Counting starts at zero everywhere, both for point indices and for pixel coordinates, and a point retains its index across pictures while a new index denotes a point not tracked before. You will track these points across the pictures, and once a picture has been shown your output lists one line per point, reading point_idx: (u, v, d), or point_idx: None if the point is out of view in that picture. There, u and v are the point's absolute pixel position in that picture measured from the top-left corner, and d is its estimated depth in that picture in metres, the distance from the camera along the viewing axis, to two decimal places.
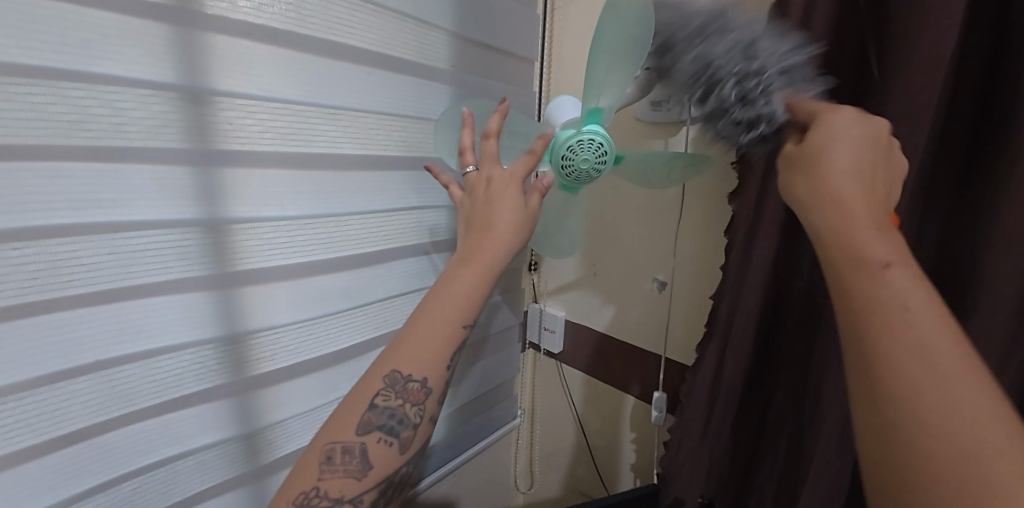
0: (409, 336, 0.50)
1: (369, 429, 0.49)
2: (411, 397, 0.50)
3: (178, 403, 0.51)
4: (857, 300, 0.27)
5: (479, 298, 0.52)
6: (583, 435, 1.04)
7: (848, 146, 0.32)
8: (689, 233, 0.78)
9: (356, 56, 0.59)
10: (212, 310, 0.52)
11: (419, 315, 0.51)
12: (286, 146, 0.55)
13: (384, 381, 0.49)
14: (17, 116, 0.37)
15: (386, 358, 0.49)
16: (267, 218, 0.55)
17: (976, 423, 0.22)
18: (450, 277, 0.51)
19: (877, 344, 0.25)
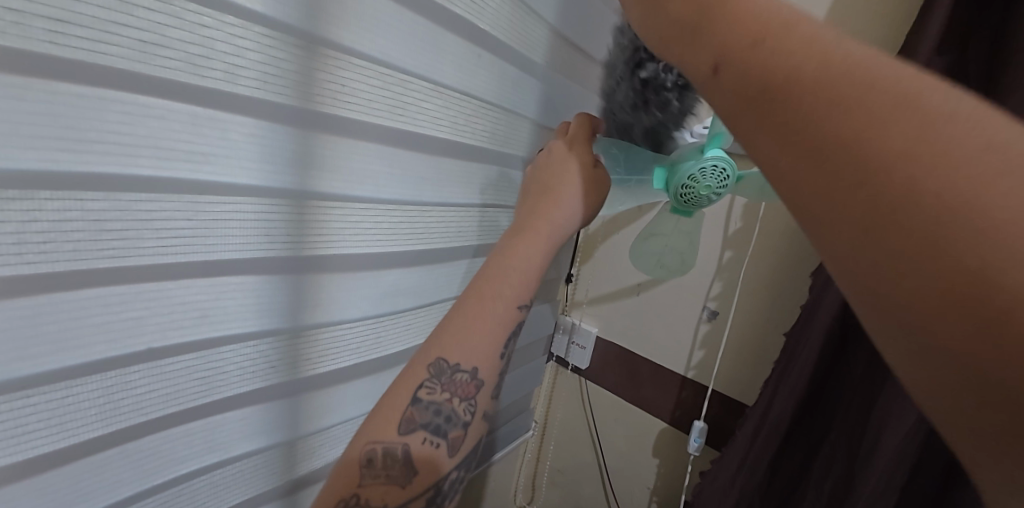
0: (458, 319, 0.42)
1: (413, 428, 0.39)
2: (459, 390, 0.42)
3: (225, 404, 0.43)
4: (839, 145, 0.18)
5: (536, 276, 0.46)
6: (601, 456, 0.94)
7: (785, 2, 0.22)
8: (763, 265, 0.71)
9: (468, 33, 0.52)
10: (281, 299, 0.44)
11: (481, 284, 0.43)
12: (390, 120, 0.47)
13: (429, 371, 0.40)
14: (89, 27, 0.29)
15: (436, 341, 0.41)
16: (356, 199, 0.47)
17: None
18: (509, 246, 0.46)
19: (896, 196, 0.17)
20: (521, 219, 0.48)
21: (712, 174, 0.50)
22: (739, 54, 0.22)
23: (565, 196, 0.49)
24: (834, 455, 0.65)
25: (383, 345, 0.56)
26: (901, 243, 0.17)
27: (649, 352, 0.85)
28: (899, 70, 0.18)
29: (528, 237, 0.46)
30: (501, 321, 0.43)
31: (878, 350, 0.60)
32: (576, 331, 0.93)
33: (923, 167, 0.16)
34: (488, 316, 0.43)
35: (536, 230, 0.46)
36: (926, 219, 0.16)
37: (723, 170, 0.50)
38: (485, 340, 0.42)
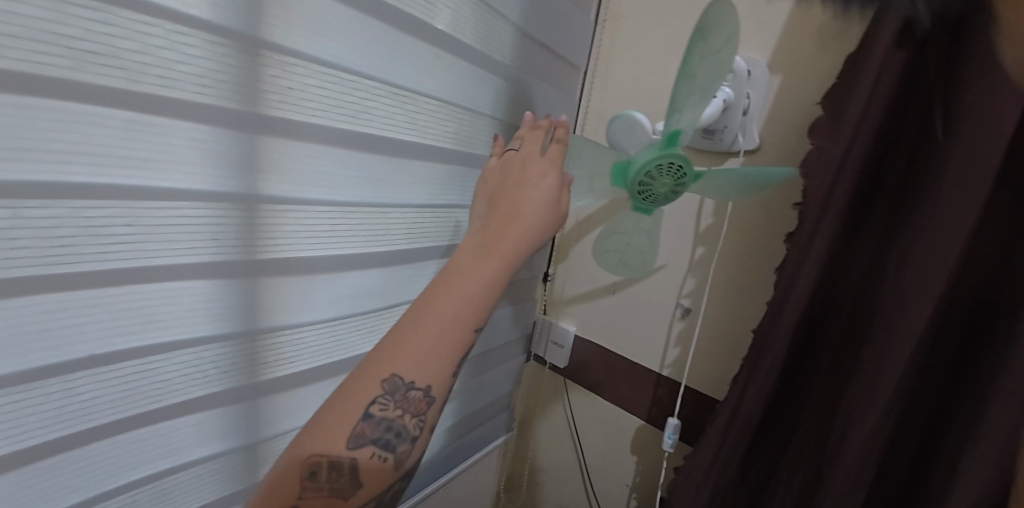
0: (411, 335, 0.41)
1: (362, 443, 0.40)
2: (411, 407, 0.41)
3: (179, 409, 0.44)
4: None
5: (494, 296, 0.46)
6: (580, 454, 0.94)
7: None
8: (729, 261, 0.71)
9: (425, 34, 0.52)
10: (234, 304, 0.44)
11: (436, 301, 0.43)
12: (342, 122, 0.47)
13: (382, 387, 0.40)
14: (20, 35, 0.29)
15: (385, 358, 0.40)
16: (309, 202, 0.47)
17: None
18: (467, 264, 0.46)
19: None
20: (486, 237, 0.48)
21: (667, 171, 0.50)
22: None
23: (532, 218, 0.50)
24: (801, 453, 0.65)
25: (345, 347, 0.56)
26: None
27: (626, 351, 0.85)
28: None
29: (490, 258, 0.46)
30: (456, 338, 0.43)
31: (843, 350, 0.60)
32: (554, 330, 0.93)
33: None
34: (439, 335, 0.42)
35: (502, 252, 0.47)
36: None
37: (680, 169, 0.50)
38: (436, 355, 0.41)
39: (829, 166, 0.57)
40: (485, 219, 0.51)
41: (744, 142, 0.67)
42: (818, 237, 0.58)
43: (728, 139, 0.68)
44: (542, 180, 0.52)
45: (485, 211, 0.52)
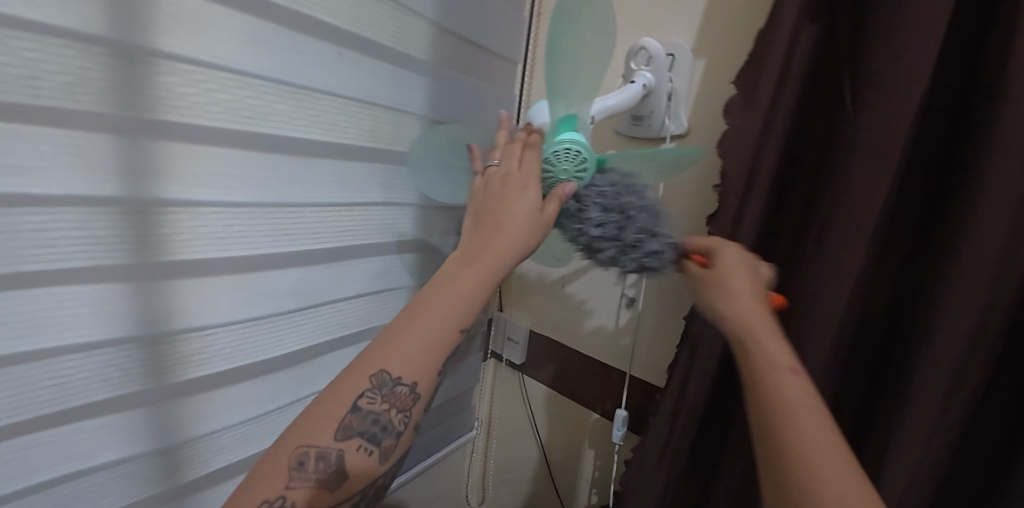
0: (398, 337, 0.40)
1: (349, 435, 0.38)
2: (398, 402, 0.40)
3: (81, 413, 0.44)
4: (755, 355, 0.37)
5: (479, 301, 0.42)
6: (541, 451, 0.93)
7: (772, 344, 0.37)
8: None
9: (324, 34, 0.52)
10: (129, 306, 0.45)
11: (418, 310, 0.41)
12: (236, 123, 0.48)
13: (370, 382, 0.39)
14: None
15: (375, 354, 0.39)
16: (205, 204, 0.47)
17: (806, 408, 0.33)
18: (449, 276, 0.42)
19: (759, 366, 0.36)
20: (471, 247, 0.43)
21: (567, 156, 0.47)
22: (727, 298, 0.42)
23: (521, 230, 0.43)
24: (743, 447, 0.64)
25: (263, 349, 0.57)
26: (763, 379, 0.35)
27: (575, 344, 0.84)
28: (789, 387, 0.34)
29: (474, 266, 0.42)
30: (441, 342, 0.41)
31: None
32: (509, 326, 0.93)
33: (770, 366, 0.35)
34: (427, 339, 0.40)
35: (487, 261, 0.42)
36: (766, 379, 0.35)
37: (579, 154, 0.47)
38: (423, 356, 0.40)
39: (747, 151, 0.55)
40: (469, 233, 0.44)
41: (672, 128, 0.66)
42: (742, 227, 0.57)
43: (655, 124, 0.66)
44: (522, 195, 0.44)
45: (468, 225, 0.45)
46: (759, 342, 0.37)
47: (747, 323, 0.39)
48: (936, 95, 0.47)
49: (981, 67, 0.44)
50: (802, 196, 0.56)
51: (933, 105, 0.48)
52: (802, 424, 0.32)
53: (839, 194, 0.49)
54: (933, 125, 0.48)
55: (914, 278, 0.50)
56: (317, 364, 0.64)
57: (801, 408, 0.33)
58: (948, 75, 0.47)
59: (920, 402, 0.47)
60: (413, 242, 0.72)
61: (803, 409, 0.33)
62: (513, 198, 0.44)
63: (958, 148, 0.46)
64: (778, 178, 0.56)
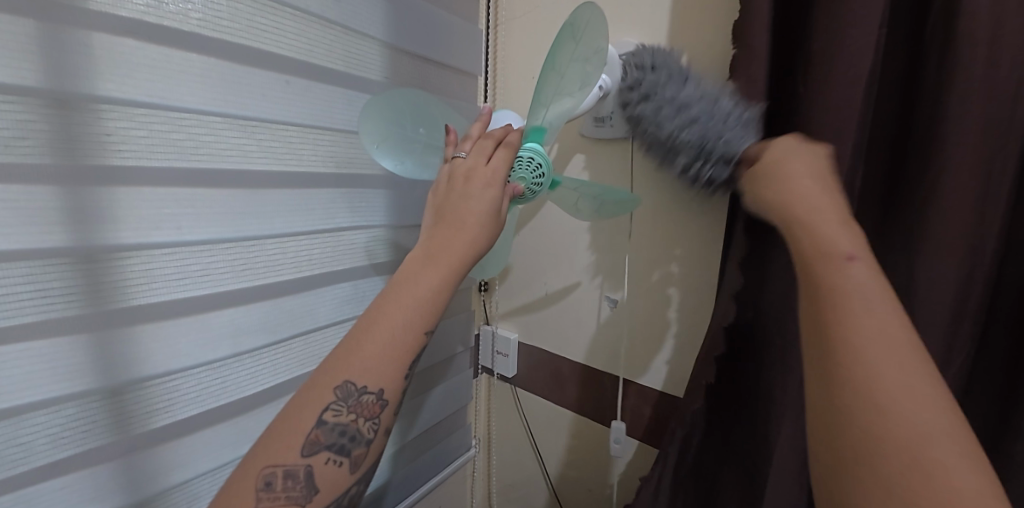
0: (361, 338, 0.37)
1: (317, 450, 0.36)
2: (365, 411, 0.37)
3: (43, 472, 0.43)
4: (828, 284, 0.30)
5: (443, 302, 0.40)
6: (540, 463, 0.92)
7: (858, 267, 0.30)
8: (639, 247, 0.70)
9: (272, 63, 0.52)
10: (87, 358, 0.44)
11: (381, 310, 0.38)
12: (187, 160, 0.47)
13: (335, 394, 0.36)
14: None
15: (336, 364, 0.36)
16: (156, 245, 0.46)
17: (885, 348, 0.28)
18: (408, 275, 0.40)
19: (832, 295, 0.30)
20: (429, 244, 0.41)
21: (522, 164, 0.47)
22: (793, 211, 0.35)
23: (482, 225, 0.42)
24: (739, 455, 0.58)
25: (234, 388, 0.55)
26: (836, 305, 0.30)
27: (565, 351, 0.83)
28: (882, 327, 0.28)
29: (434, 266, 0.40)
30: (406, 345, 0.38)
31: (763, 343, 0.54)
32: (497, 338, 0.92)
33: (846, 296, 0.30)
34: (391, 340, 0.37)
35: (447, 259, 0.40)
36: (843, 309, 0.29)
37: (535, 161, 0.47)
38: (392, 359, 0.37)
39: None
40: (428, 231, 0.43)
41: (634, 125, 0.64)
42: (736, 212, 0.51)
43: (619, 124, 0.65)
44: (486, 189, 0.43)
45: (429, 222, 0.44)
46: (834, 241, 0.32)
47: (803, 216, 0.34)
48: (884, 74, 0.46)
49: (925, 37, 0.43)
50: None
51: (882, 83, 0.47)
52: (866, 339, 0.28)
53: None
54: (885, 102, 0.47)
55: (886, 256, 0.47)
56: None
57: (862, 309, 0.29)
58: (890, 51, 0.46)
59: None
60: (386, 265, 0.71)
61: (886, 335, 0.28)
62: (473, 194, 0.43)
63: (910, 122, 0.45)
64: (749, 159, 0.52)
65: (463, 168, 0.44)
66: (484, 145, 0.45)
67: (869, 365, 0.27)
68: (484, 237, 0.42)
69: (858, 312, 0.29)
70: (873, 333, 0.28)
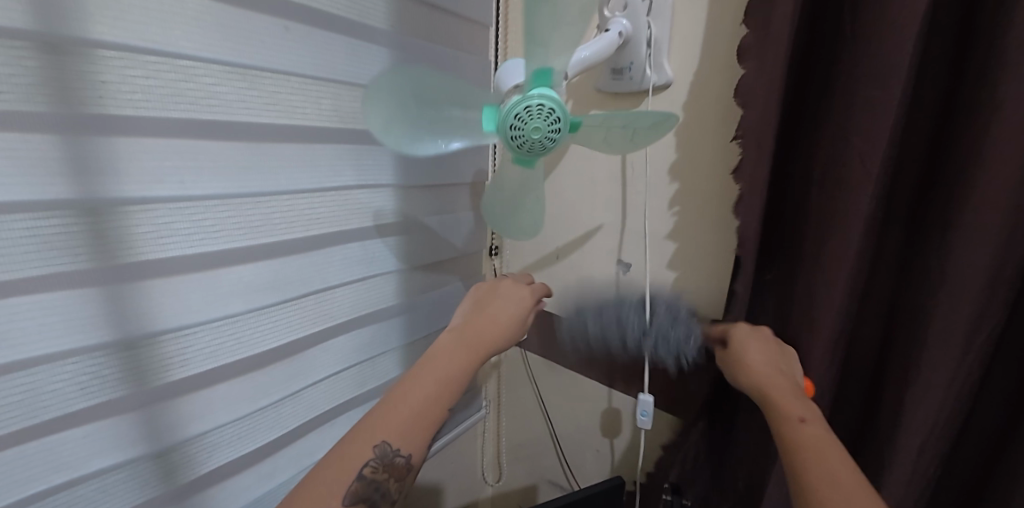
0: (396, 401, 0.41)
1: (354, 502, 0.38)
2: (395, 471, 0.40)
3: (65, 422, 0.44)
4: (797, 438, 0.34)
5: (467, 378, 0.44)
6: (550, 426, 0.93)
7: (818, 433, 0.34)
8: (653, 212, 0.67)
9: (269, 7, 0.49)
10: (99, 312, 0.44)
11: (416, 378, 0.42)
12: (186, 111, 0.45)
13: (372, 452, 0.39)
14: None
15: (375, 423, 0.39)
16: (160, 199, 0.45)
17: (839, 486, 0.30)
18: (443, 351, 0.45)
19: (798, 442, 0.34)
20: (463, 332, 0.47)
21: (537, 114, 0.43)
22: (768, 387, 0.41)
23: (506, 329, 0.48)
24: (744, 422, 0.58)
25: (247, 345, 0.56)
26: (797, 449, 0.34)
27: None
28: (854, 482, 0.30)
29: (464, 352, 0.45)
30: (435, 413, 0.41)
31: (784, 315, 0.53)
32: None
33: (810, 441, 0.34)
34: (424, 408, 0.41)
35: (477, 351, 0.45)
36: (800, 454, 0.33)
37: (551, 111, 0.44)
38: (423, 423, 0.41)
39: (762, 98, 0.47)
40: (462, 318, 0.49)
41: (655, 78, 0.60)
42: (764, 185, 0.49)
43: (638, 77, 0.61)
44: (511, 316, 0.49)
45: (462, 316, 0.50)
46: (790, 402, 0.38)
47: (766, 390, 0.41)
48: (936, 17, 0.42)
49: None
50: (810, 143, 0.50)
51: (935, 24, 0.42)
52: (820, 483, 0.31)
53: (846, 136, 0.44)
54: (937, 54, 0.43)
55: (923, 225, 0.45)
56: (310, 355, 0.64)
57: (821, 458, 0.32)
58: None
59: (936, 351, 0.44)
60: (395, 225, 0.70)
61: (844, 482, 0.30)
62: (502, 314, 0.49)
63: (958, 80, 0.42)
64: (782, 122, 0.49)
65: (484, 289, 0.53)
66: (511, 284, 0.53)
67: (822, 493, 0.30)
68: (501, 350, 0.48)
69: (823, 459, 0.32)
70: (828, 479, 0.31)
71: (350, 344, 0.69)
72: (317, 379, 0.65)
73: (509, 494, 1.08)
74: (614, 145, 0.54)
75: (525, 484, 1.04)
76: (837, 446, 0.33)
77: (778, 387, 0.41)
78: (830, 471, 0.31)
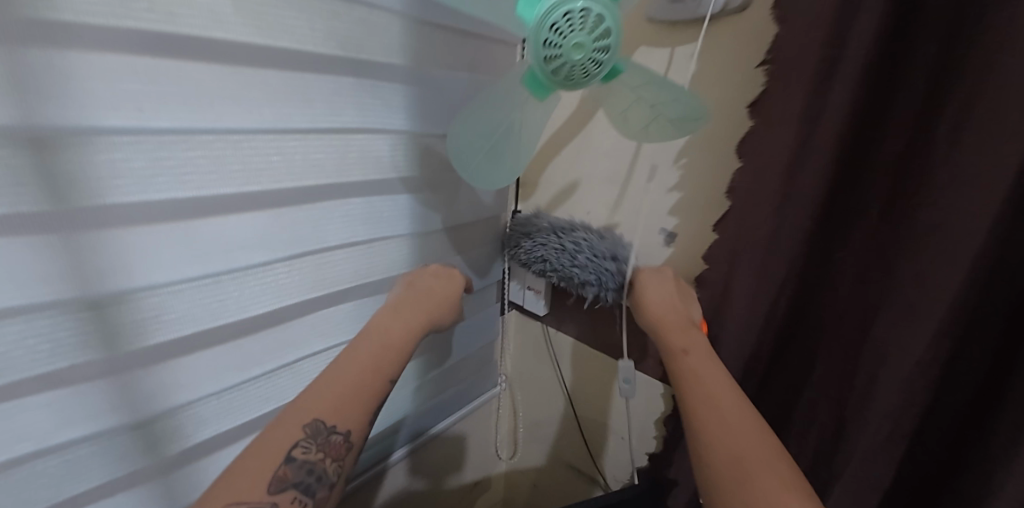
0: (332, 378, 0.43)
1: (284, 488, 0.37)
2: (333, 451, 0.40)
3: (22, 389, 0.38)
4: (694, 389, 0.42)
5: (409, 349, 0.48)
6: (572, 407, 0.87)
7: (704, 368, 0.44)
8: (696, 172, 0.57)
9: None
10: (54, 264, 0.37)
11: (352, 355, 0.44)
12: (146, 21, 0.36)
13: (304, 431, 0.39)
14: None
15: (308, 401, 0.40)
16: (115, 131, 0.37)
17: (736, 435, 0.38)
18: (381, 326, 0.48)
19: (687, 383, 0.43)
20: (399, 309, 0.51)
21: (581, 25, 0.33)
22: (665, 329, 0.49)
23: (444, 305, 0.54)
24: (809, 430, 0.53)
25: (230, 310, 0.49)
26: (697, 400, 0.42)
27: None
28: (732, 417, 0.39)
29: (406, 323, 0.49)
30: (370, 390, 0.43)
31: (877, 304, 0.44)
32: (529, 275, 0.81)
33: (713, 408, 0.40)
34: (360, 381, 0.43)
35: (416, 322, 0.50)
36: (700, 420, 0.40)
37: (600, 23, 0.34)
38: (357, 399, 0.42)
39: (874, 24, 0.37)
40: (394, 299, 0.53)
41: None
42: (800, 180, 0.44)
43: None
44: (446, 294, 0.55)
45: (395, 295, 0.53)
46: (676, 341, 0.47)
47: (666, 331, 0.49)
48: None
49: None
50: (912, 105, 0.40)
51: None
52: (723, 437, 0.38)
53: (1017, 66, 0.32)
54: None
55: None
56: (308, 323, 0.57)
57: (715, 407, 0.40)
58: None
59: None
60: (406, 180, 0.61)
61: (736, 435, 0.38)
62: (438, 291, 0.55)
63: None
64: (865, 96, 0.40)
65: (410, 276, 0.56)
66: (444, 271, 0.58)
67: (731, 451, 0.37)
68: (436, 324, 0.53)
69: (717, 420, 0.39)
70: (723, 426, 0.39)
71: (354, 312, 0.62)
72: (316, 348, 0.59)
73: (523, 471, 1.04)
74: (628, 123, 0.45)
75: (540, 463, 1.00)
76: (722, 384, 0.42)
77: (674, 332, 0.49)
78: (715, 411, 0.40)
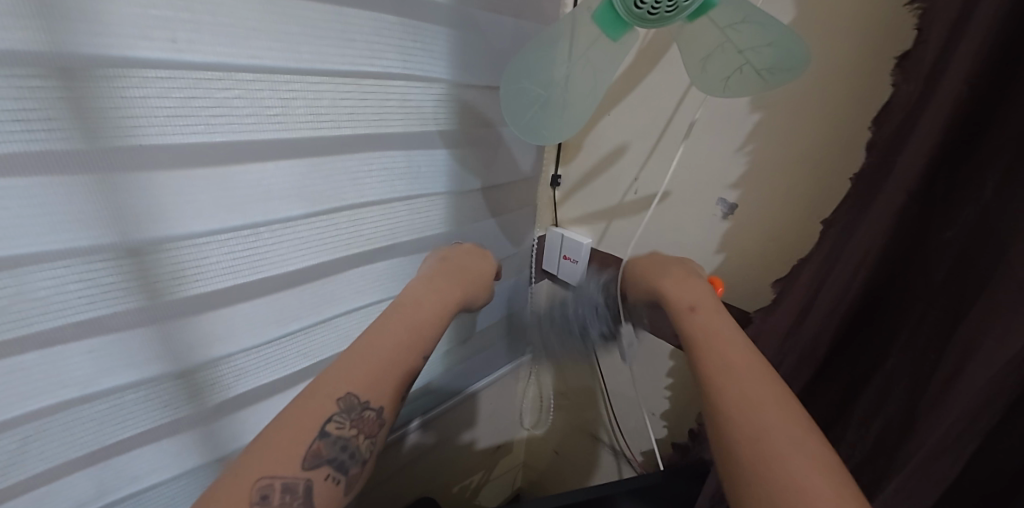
0: (363, 350, 0.40)
1: (318, 463, 0.36)
2: (366, 427, 0.39)
3: (69, 333, 0.37)
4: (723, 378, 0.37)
5: (442, 322, 0.45)
6: (602, 380, 0.85)
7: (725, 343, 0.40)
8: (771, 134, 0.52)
9: None
10: (94, 207, 0.35)
11: (381, 328, 0.42)
12: None
13: (338, 406, 0.38)
14: None
15: (339, 375, 0.38)
16: (150, 65, 0.34)
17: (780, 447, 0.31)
18: (412, 298, 0.46)
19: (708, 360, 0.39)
20: (432, 281, 0.48)
21: None
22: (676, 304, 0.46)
23: (476, 283, 0.51)
24: (873, 417, 0.50)
25: (268, 264, 0.47)
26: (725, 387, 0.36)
27: None
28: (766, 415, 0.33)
29: (437, 295, 0.46)
30: (403, 366, 0.41)
31: (974, 290, 0.40)
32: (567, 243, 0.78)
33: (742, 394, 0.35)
34: (392, 357, 0.40)
35: (449, 295, 0.47)
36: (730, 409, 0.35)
37: None
38: (390, 375, 0.40)
39: None
40: (428, 272, 0.50)
41: None
42: (908, 148, 0.39)
43: None
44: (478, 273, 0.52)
45: (428, 268, 0.51)
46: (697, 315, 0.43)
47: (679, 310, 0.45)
48: None
49: None
50: None
51: None
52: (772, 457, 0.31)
53: None
54: None
55: None
56: (345, 280, 0.56)
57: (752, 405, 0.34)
58: None
59: None
60: (445, 135, 0.58)
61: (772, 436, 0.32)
62: (470, 268, 0.52)
63: None
64: (998, 50, 0.35)
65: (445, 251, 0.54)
66: (473, 252, 0.55)
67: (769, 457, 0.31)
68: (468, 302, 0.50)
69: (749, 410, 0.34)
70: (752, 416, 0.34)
71: (390, 271, 0.60)
72: (349, 305, 0.58)
73: (546, 439, 1.04)
74: (706, 73, 0.40)
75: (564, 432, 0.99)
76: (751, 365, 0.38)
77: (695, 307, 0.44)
78: (741, 391, 0.35)
